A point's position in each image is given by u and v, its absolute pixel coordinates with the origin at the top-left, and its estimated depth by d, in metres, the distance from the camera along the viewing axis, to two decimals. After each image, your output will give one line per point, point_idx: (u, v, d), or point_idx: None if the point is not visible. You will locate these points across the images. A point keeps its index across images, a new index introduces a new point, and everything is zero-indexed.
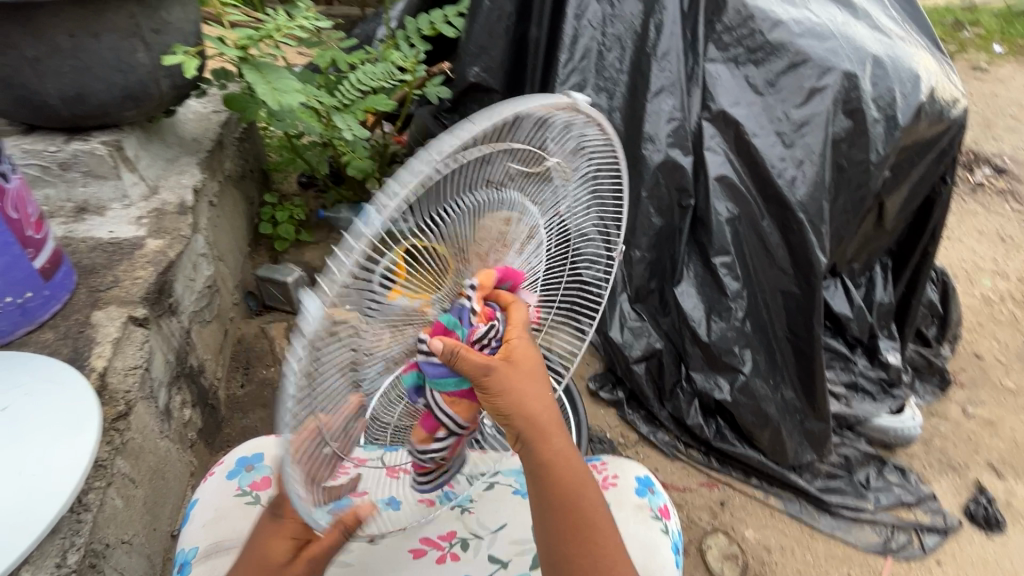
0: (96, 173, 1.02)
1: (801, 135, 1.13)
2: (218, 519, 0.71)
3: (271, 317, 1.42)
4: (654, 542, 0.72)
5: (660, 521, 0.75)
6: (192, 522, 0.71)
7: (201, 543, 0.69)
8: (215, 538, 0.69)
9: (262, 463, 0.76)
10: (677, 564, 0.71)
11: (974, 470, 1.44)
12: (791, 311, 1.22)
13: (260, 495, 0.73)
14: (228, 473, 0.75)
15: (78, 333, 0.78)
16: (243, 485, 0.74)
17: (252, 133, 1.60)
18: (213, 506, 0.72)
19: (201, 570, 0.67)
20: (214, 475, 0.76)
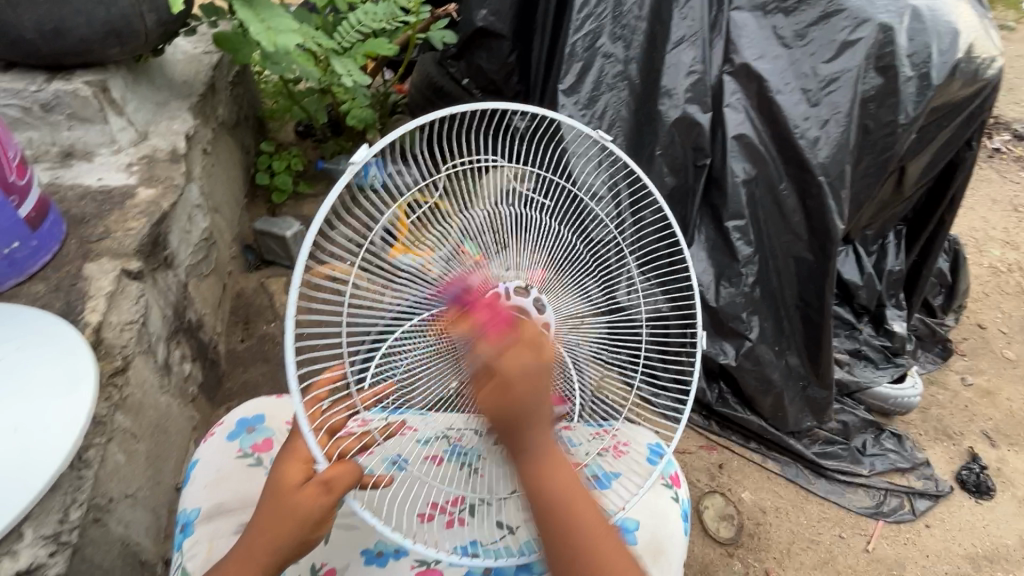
0: (80, 116, 0.96)
1: (828, 92, 1.07)
2: (220, 481, 0.70)
3: (270, 272, 1.38)
4: (664, 510, 0.73)
5: (670, 490, 0.75)
6: (194, 483, 0.70)
7: (203, 504, 0.68)
8: (217, 499, 0.69)
9: (264, 425, 0.76)
10: (685, 532, 0.72)
11: (968, 438, 1.46)
12: (803, 277, 1.20)
13: (262, 458, 0.73)
14: (228, 434, 0.75)
15: (70, 285, 0.75)
16: (244, 447, 0.73)
17: (246, 77, 1.52)
18: (214, 468, 0.71)
19: (205, 530, 0.67)
20: (214, 435, 0.74)
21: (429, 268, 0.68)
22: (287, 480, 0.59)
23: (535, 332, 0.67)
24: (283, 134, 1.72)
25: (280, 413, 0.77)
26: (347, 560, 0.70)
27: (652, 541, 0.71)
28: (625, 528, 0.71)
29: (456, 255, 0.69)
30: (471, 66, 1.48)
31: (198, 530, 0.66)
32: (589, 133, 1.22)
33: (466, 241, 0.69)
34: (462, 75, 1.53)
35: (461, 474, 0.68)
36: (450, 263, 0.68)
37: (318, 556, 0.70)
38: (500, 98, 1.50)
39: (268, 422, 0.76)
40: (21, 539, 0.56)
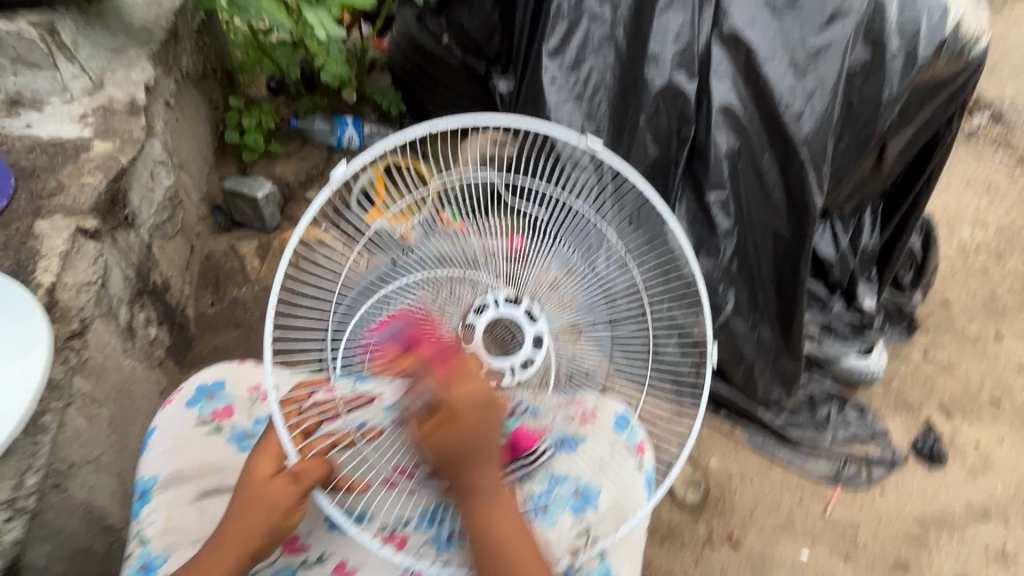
0: (27, 61, 0.88)
1: (816, 64, 1.05)
2: (179, 447, 0.70)
3: (240, 234, 1.33)
4: (628, 477, 0.76)
5: (636, 458, 0.77)
6: (151, 451, 0.69)
7: (161, 472, 0.68)
8: (175, 467, 0.69)
9: (224, 392, 0.74)
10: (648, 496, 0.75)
11: (926, 410, 1.52)
12: (780, 252, 1.20)
13: (223, 426, 0.72)
14: (187, 401, 0.73)
15: (20, 243, 0.71)
16: (203, 414, 0.72)
17: (212, 25, 1.44)
18: (171, 435, 0.70)
19: (163, 497, 0.67)
20: (172, 402, 0.72)
21: (407, 236, 0.70)
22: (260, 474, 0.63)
23: (528, 340, 0.68)
24: (255, 88, 1.63)
25: (243, 378, 0.75)
26: (310, 526, 0.72)
27: (614, 507, 0.73)
28: (588, 493, 0.74)
29: (435, 222, 0.71)
30: (451, 23, 1.47)
31: (155, 498, 0.67)
32: (573, 98, 1.22)
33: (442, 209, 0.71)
34: (442, 33, 1.50)
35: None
36: (428, 230, 0.71)
37: None
38: (481, 57, 1.47)
39: (228, 389, 0.74)
40: None
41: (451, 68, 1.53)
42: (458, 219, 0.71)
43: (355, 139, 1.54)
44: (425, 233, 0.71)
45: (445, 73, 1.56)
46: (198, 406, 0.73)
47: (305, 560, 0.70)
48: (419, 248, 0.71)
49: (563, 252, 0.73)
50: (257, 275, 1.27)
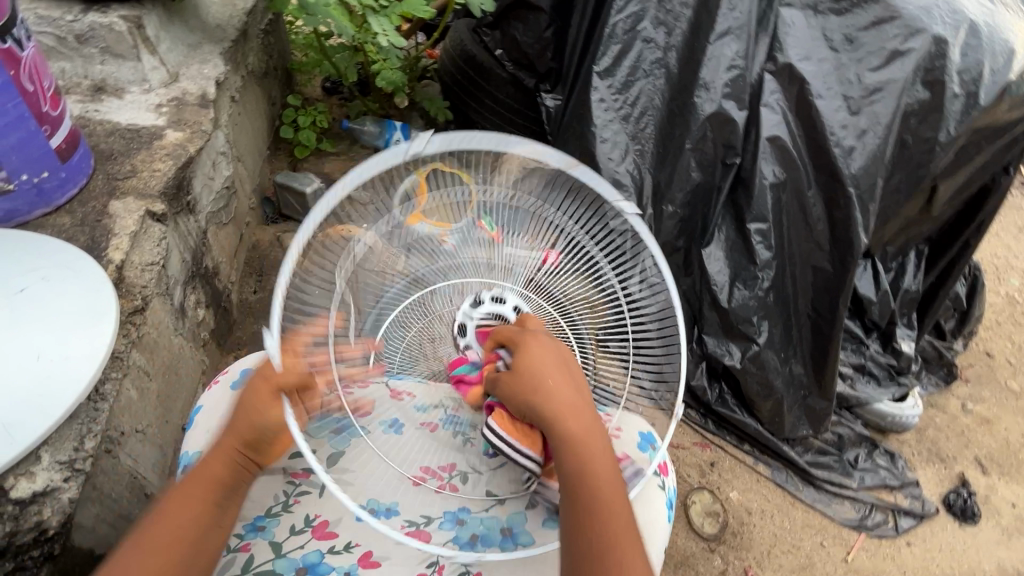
0: (115, 51, 0.94)
1: (871, 102, 1.04)
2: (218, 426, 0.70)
3: (286, 226, 1.40)
4: (651, 497, 0.73)
5: (659, 479, 0.74)
6: (195, 428, 0.71)
7: (202, 448, 0.69)
8: (214, 445, 0.69)
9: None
10: (668, 520, 0.73)
11: (960, 463, 1.47)
12: (819, 287, 1.18)
13: None
14: (232, 382, 0.74)
15: (95, 220, 0.76)
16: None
17: (278, 26, 1.51)
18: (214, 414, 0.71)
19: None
20: (218, 384, 0.75)
21: (443, 239, 0.72)
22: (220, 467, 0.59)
23: None
24: (310, 88, 1.71)
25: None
26: (339, 514, 0.68)
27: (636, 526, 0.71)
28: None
29: (472, 229, 0.72)
30: (506, 36, 1.51)
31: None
32: (619, 119, 1.24)
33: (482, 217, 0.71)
34: (495, 46, 1.55)
35: (454, 441, 0.70)
36: (464, 238, 0.72)
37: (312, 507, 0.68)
38: (532, 72, 1.51)
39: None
40: (39, 461, 0.57)
41: (500, 80, 1.57)
42: (495, 227, 0.72)
43: None
44: (463, 239, 0.72)
45: (492, 84, 1.60)
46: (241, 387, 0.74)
47: (332, 547, 0.66)
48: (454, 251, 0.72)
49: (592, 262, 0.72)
50: None
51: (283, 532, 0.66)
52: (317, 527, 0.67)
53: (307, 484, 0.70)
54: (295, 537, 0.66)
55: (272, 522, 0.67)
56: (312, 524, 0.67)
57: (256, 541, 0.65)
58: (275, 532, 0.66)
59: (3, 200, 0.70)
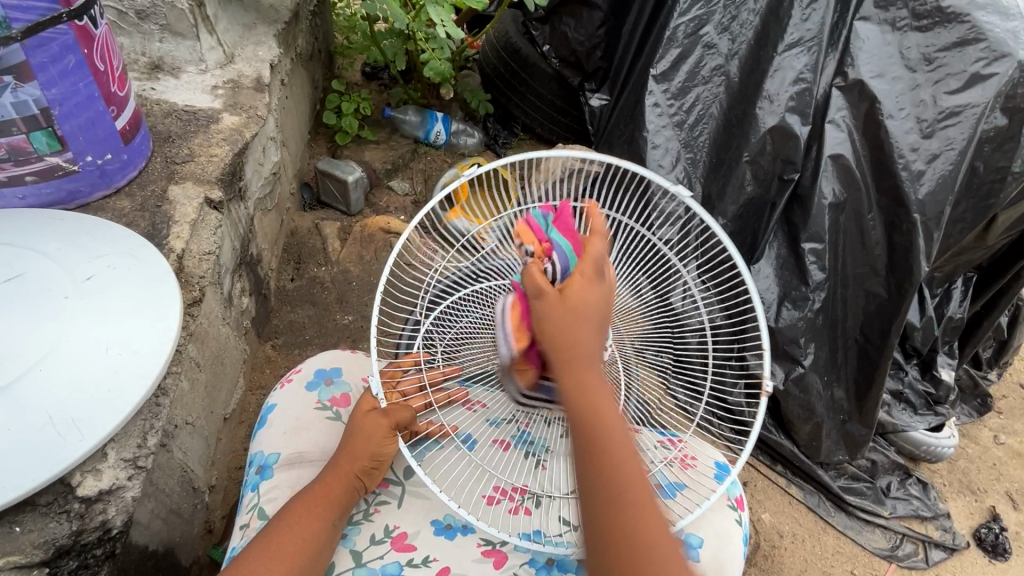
0: (174, 30, 0.91)
1: (945, 126, 1.01)
2: (298, 429, 0.75)
3: (324, 213, 1.38)
4: (726, 532, 0.72)
5: (736, 512, 0.75)
6: (272, 428, 0.75)
7: (283, 450, 0.73)
8: (296, 448, 0.73)
9: (341, 379, 0.80)
10: (744, 555, 0.72)
11: (992, 497, 1.44)
12: (871, 313, 1.15)
13: (340, 412, 0.77)
14: (307, 383, 0.79)
15: (155, 207, 0.74)
16: (323, 398, 0.78)
17: (324, 8, 1.47)
18: (293, 416, 0.75)
19: (284, 476, 0.71)
20: (291, 383, 0.79)
21: (482, 238, 0.75)
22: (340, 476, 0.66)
23: None
24: (351, 73, 1.68)
25: (357, 369, 0.82)
26: (417, 527, 0.69)
27: (714, 561, 0.70)
28: (690, 543, 0.70)
29: (510, 228, 0.74)
30: (555, 32, 1.47)
31: (276, 475, 0.70)
32: (673, 125, 1.22)
33: (522, 216, 0.74)
34: (543, 41, 1.51)
35: (527, 463, 0.70)
36: (503, 235, 0.74)
37: (391, 518, 0.69)
38: (578, 71, 1.48)
39: (344, 376, 0.80)
40: (104, 459, 0.56)
41: (544, 76, 1.55)
42: None
43: (443, 135, 1.58)
44: (504, 240, 0.75)
45: (536, 80, 1.57)
46: (316, 389, 0.79)
47: (411, 560, 0.66)
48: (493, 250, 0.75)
49: (633, 283, 0.73)
50: (337, 257, 1.30)
51: (364, 541, 0.67)
52: (396, 538, 0.67)
53: (386, 494, 0.71)
54: (376, 546, 0.67)
55: (353, 531, 0.68)
56: (392, 534, 0.68)
57: (339, 548, 0.66)
58: (356, 541, 0.67)
59: (66, 181, 0.68)
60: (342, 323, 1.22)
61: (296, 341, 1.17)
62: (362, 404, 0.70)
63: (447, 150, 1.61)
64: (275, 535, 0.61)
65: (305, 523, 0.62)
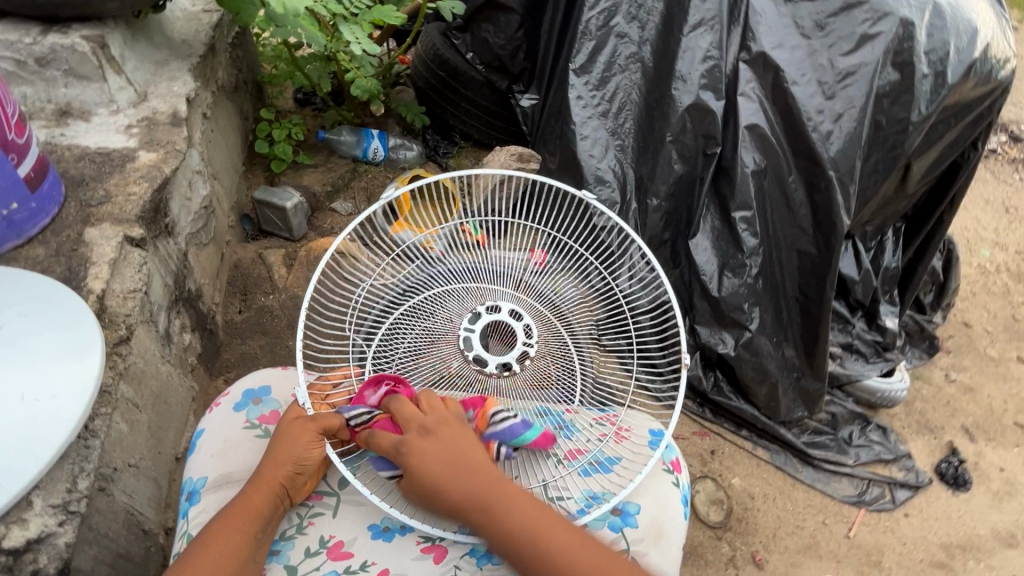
0: (78, 73, 0.91)
1: (844, 86, 1.07)
2: (226, 450, 0.74)
3: (267, 242, 1.37)
4: (664, 495, 0.73)
5: (673, 475, 0.75)
6: (201, 452, 0.73)
7: (210, 474, 0.72)
8: (223, 469, 0.72)
9: (270, 396, 0.78)
10: (685, 515, 0.73)
11: (949, 432, 1.50)
12: (805, 270, 1.20)
13: (269, 429, 0.75)
14: (235, 404, 0.77)
15: (71, 250, 0.73)
16: (251, 418, 0.76)
17: (245, 39, 1.47)
18: (221, 438, 0.74)
19: (212, 499, 0.70)
20: (221, 405, 0.77)
21: (429, 245, 0.81)
22: (265, 484, 0.65)
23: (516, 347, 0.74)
24: (282, 100, 1.68)
25: (286, 384, 0.80)
26: (354, 533, 0.68)
27: (652, 524, 0.71)
28: (628, 512, 0.72)
29: (457, 235, 0.81)
30: (476, 39, 1.50)
31: (204, 499, 0.70)
32: (598, 115, 1.25)
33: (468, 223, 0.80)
34: (465, 49, 1.55)
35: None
36: (450, 242, 0.81)
37: (327, 529, 0.69)
38: (504, 74, 1.52)
39: (274, 393, 0.79)
40: (31, 507, 0.55)
41: (475, 83, 1.57)
42: (479, 231, 0.81)
43: (380, 152, 1.59)
44: (448, 245, 0.81)
45: (466, 87, 1.59)
46: (244, 409, 0.78)
47: (349, 567, 0.66)
48: (439, 256, 0.81)
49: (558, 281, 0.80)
50: (284, 283, 1.29)
51: (298, 555, 0.66)
52: (333, 547, 0.67)
53: (321, 506, 0.71)
54: (311, 559, 0.66)
55: (287, 546, 0.67)
56: (328, 544, 0.67)
57: (270, 565, 0.65)
58: (290, 556, 0.66)
59: None
60: (295, 348, 1.21)
61: (250, 373, 1.16)
62: (291, 412, 0.69)
63: (387, 166, 1.61)
64: (196, 557, 0.60)
65: (228, 541, 0.61)
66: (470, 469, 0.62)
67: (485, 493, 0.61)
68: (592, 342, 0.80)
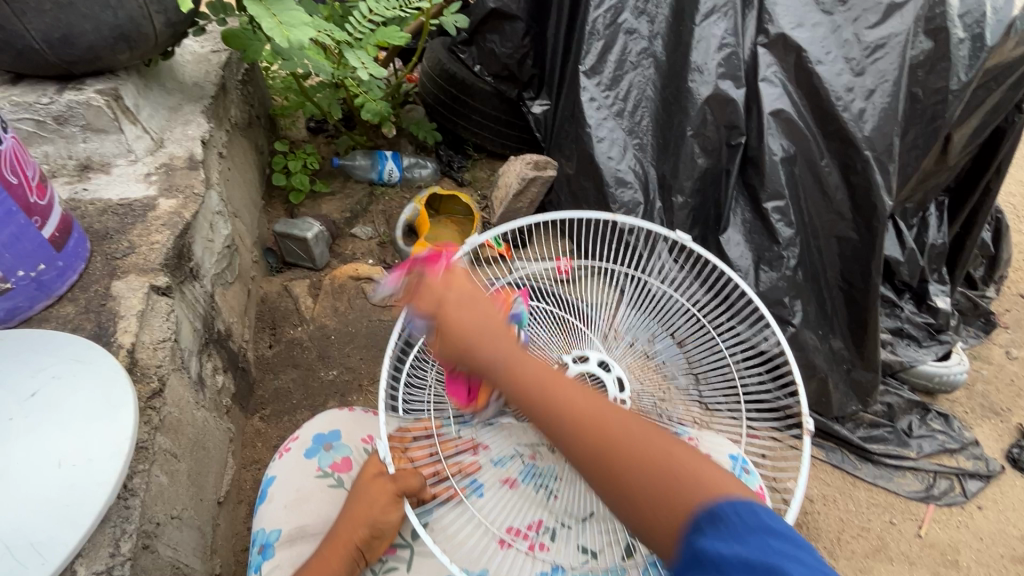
0: (95, 127, 0.92)
1: (873, 60, 1.01)
2: (299, 501, 0.74)
3: (292, 274, 1.38)
4: None
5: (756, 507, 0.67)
6: (273, 503, 0.73)
7: (284, 527, 0.71)
8: (296, 522, 0.72)
9: (341, 442, 0.78)
10: None
11: (1017, 414, 1.41)
12: (846, 257, 1.14)
13: (342, 478, 0.75)
14: (306, 451, 0.77)
15: (100, 306, 0.73)
16: (323, 465, 0.76)
17: (255, 75, 1.48)
18: (293, 488, 0.74)
19: (285, 553, 0.70)
20: (290, 452, 0.77)
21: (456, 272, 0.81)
22: (344, 544, 0.65)
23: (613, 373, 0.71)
24: (295, 130, 1.69)
25: (356, 429, 0.81)
26: None
27: None
28: None
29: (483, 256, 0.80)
30: (482, 50, 1.49)
31: (278, 554, 0.69)
32: (613, 115, 1.22)
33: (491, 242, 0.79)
34: (473, 61, 1.53)
35: (536, 496, 0.67)
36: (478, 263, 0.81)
37: None
38: (514, 83, 1.50)
39: (344, 439, 0.79)
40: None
41: (484, 95, 1.54)
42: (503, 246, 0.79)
43: (396, 172, 1.58)
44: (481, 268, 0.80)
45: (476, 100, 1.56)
46: (315, 456, 0.78)
47: None
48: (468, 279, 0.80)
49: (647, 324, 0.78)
50: (311, 314, 1.29)
51: None
52: None
53: (395, 559, 0.69)
54: None
55: None
56: None
57: None
58: None
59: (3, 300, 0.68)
60: (327, 379, 1.20)
61: (284, 408, 1.15)
62: (369, 467, 0.70)
63: (404, 186, 1.61)
64: None
65: None
66: (492, 342, 0.55)
67: (532, 383, 0.52)
68: (694, 400, 0.75)
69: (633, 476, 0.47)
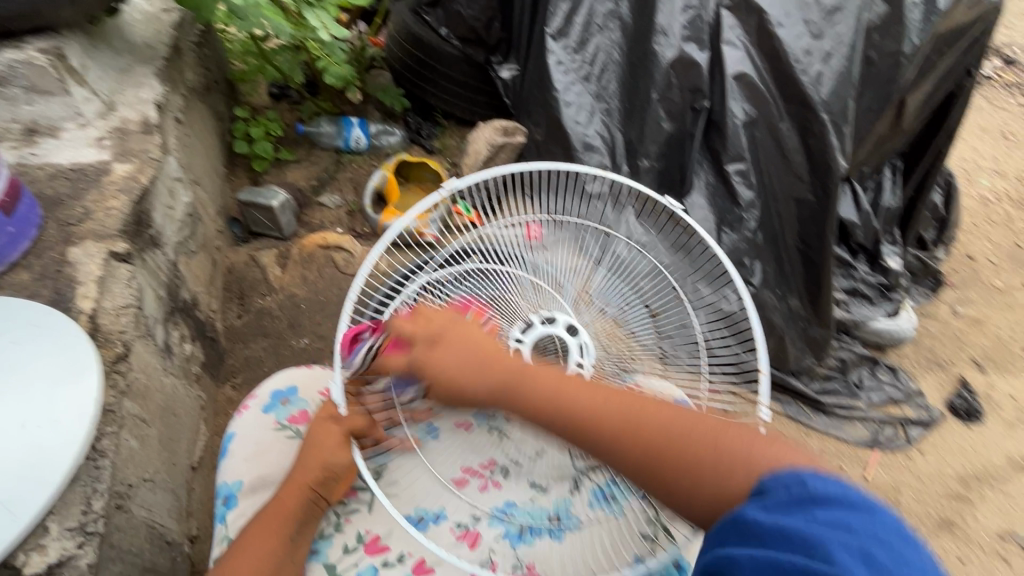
0: (40, 89, 0.88)
1: (831, 23, 1.04)
2: (259, 454, 0.74)
3: (259, 244, 1.35)
4: None
5: None
6: (233, 456, 0.74)
7: (245, 477, 0.72)
8: (258, 472, 0.73)
9: (298, 396, 0.79)
10: None
11: (958, 366, 1.50)
12: (804, 218, 1.18)
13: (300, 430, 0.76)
14: (264, 406, 0.78)
15: (56, 272, 0.71)
16: (281, 418, 0.77)
17: (211, 36, 1.42)
18: (253, 442, 0.75)
19: (249, 502, 0.71)
20: (249, 408, 0.78)
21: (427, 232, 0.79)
22: (299, 483, 0.67)
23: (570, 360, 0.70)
24: (257, 97, 1.64)
25: (313, 383, 0.81)
26: (390, 527, 0.69)
27: None
28: None
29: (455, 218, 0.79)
30: (448, 13, 1.45)
31: (241, 503, 0.71)
32: (580, 79, 1.22)
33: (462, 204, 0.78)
34: (440, 24, 1.49)
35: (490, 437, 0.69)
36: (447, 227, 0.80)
37: (363, 524, 0.70)
38: (481, 47, 1.46)
39: (302, 393, 0.80)
40: (47, 532, 0.55)
41: (451, 59, 1.51)
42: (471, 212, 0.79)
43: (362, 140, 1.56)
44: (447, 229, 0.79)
45: (443, 64, 1.53)
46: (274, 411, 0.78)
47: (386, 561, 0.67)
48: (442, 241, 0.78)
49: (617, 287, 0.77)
50: (280, 283, 1.28)
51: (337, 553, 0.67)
52: (369, 543, 0.68)
53: (357, 502, 0.71)
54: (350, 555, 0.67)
55: (325, 544, 0.68)
56: (365, 540, 0.68)
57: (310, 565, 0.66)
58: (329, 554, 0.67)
59: None
60: (298, 347, 1.20)
61: (256, 376, 1.15)
62: (324, 412, 0.72)
63: (371, 153, 1.58)
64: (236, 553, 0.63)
65: (258, 545, 0.63)
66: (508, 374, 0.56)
67: (567, 386, 0.54)
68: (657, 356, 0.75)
69: (674, 475, 0.50)
